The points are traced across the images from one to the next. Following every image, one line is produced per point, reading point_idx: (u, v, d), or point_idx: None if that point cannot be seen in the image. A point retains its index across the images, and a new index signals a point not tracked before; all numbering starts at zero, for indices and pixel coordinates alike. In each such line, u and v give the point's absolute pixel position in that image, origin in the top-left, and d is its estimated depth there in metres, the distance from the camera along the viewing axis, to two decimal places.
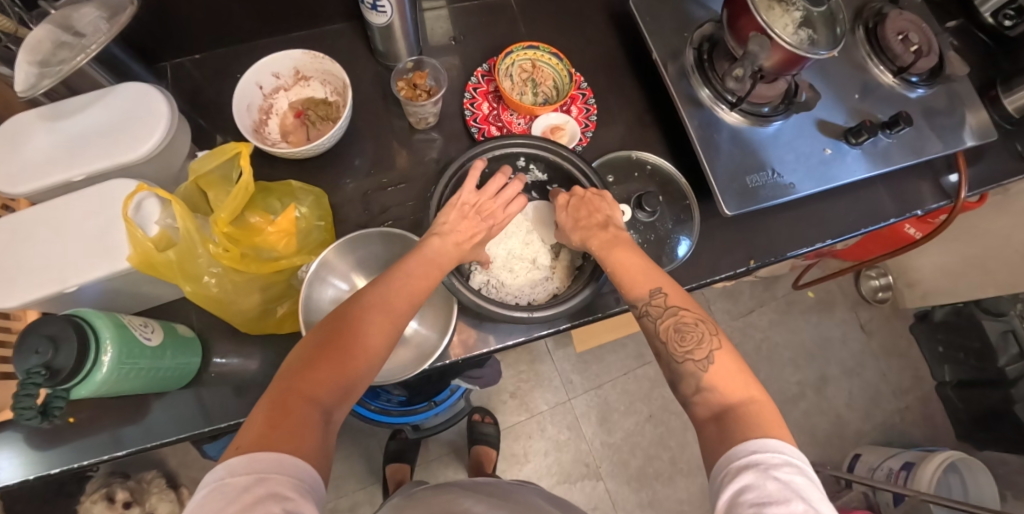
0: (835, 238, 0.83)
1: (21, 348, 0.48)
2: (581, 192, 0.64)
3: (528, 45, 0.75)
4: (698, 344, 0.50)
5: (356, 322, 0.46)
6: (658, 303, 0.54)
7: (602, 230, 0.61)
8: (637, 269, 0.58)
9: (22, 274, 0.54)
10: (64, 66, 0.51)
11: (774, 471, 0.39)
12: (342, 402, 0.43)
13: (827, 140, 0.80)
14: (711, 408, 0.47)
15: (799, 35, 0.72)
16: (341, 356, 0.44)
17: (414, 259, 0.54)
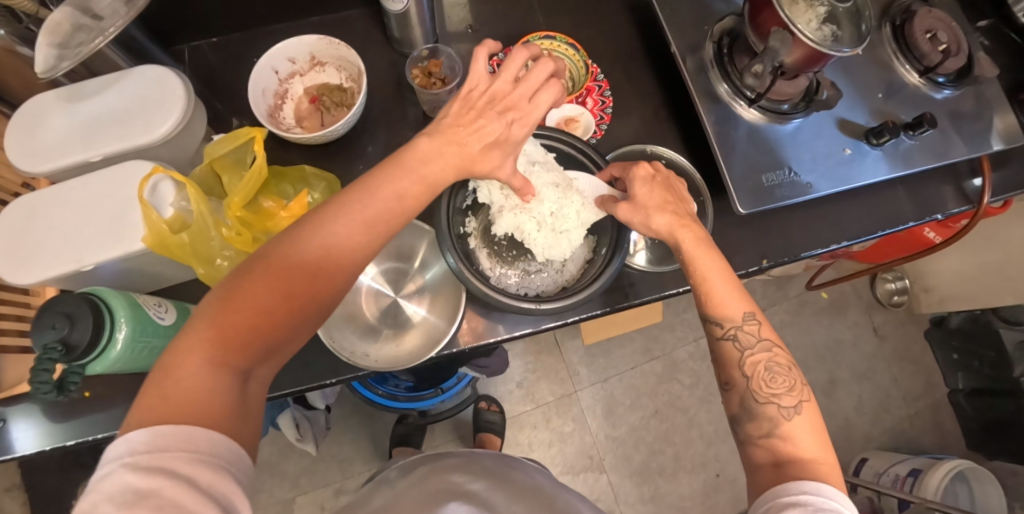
0: (851, 241, 0.81)
1: (39, 324, 0.49)
2: (663, 170, 0.64)
3: (545, 35, 0.75)
4: (789, 390, 0.50)
5: (300, 261, 0.42)
6: (749, 329, 0.53)
7: (667, 209, 0.59)
8: (732, 288, 0.55)
9: (41, 252, 0.56)
10: (82, 49, 0.50)
11: (823, 513, 0.41)
12: (272, 352, 0.42)
13: (846, 140, 0.78)
14: (773, 453, 0.48)
15: (822, 31, 0.71)
16: (275, 301, 0.40)
17: (389, 187, 0.48)
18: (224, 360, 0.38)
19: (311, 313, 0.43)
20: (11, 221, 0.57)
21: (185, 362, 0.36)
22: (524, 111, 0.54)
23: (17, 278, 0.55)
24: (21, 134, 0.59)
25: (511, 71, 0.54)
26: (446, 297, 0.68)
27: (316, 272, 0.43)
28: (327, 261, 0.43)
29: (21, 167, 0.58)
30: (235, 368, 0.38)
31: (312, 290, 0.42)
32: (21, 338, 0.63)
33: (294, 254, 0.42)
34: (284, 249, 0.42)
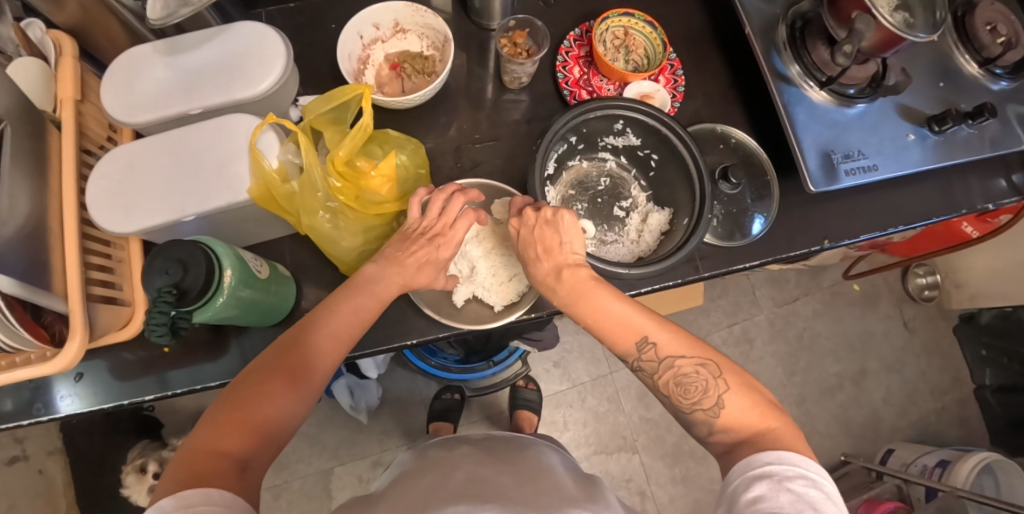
0: (906, 225, 0.83)
1: (152, 268, 0.49)
2: (534, 219, 0.59)
3: (624, 12, 0.75)
4: (702, 392, 0.51)
5: (273, 374, 0.49)
6: (650, 357, 0.54)
7: (558, 278, 0.58)
8: (618, 318, 0.56)
9: (141, 201, 0.57)
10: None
11: (789, 484, 0.43)
12: (267, 445, 0.46)
13: (909, 126, 0.79)
14: (731, 441, 0.50)
15: (894, 18, 0.72)
16: (257, 408, 0.47)
17: (349, 295, 0.55)
18: (221, 453, 0.43)
19: (289, 413, 0.49)
20: (112, 171, 0.57)
21: (199, 454, 0.43)
22: (440, 242, 0.59)
23: (117, 226, 0.56)
24: (119, 85, 0.60)
25: (445, 209, 0.59)
26: (507, 288, 0.65)
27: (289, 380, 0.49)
28: (296, 371, 0.50)
29: (118, 118, 0.59)
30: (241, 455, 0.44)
31: (288, 398, 0.49)
32: (104, 288, 0.63)
33: (267, 370, 0.49)
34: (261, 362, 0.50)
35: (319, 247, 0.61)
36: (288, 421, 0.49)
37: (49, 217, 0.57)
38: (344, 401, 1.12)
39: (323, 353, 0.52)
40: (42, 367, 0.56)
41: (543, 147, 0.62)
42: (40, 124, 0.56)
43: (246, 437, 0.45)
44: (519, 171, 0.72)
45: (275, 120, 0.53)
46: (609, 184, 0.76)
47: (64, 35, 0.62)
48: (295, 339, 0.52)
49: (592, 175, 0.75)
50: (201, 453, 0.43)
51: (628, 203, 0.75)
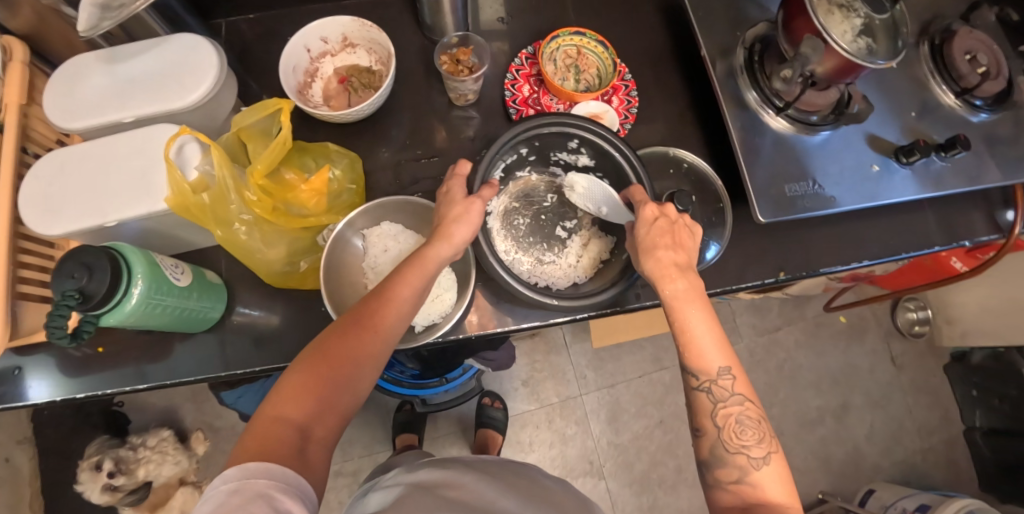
0: (872, 260, 0.78)
1: (59, 271, 0.50)
2: (675, 216, 0.59)
3: (574, 31, 0.74)
4: (756, 443, 0.50)
5: (335, 342, 0.48)
6: (724, 384, 0.52)
7: (682, 273, 0.56)
8: (713, 336, 0.54)
9: (67, 205, 0.57)
10: (124, 11, 0.52)
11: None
12: (337, 417, 0.47)
13: (875, 157, 0.76)
14: (741, 499, 0.49)
15: (856, 44, 0.70)
16: (323, 378, 0.47)
17: (408, 264, 0.54)
18: (286, 421, 0.44)
19: (354, 384, 0.48)
20: (42, 173, 0.58)
21: (265, 422, 0.43)
22: (467, 216, 0.56)
23: (42, 228, 0.57)
24: (60, 91, 0.61)
25: (457, 179, 0.59)
26: (435, 305, 0.63)
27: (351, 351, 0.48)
28: (362, 340, 0.49)
29: (55, 123, 0.60)
30: (303, 425, 0.44)
31: (354, 371, 0.48)
32: (42, 288, 0.64)
33: (332, 337, 0.49)
34: (329, 331, 0.49)
35: (238, 258, 0.61)
36: (354, 391, 0.48)
37: None
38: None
39: (385, 322, 0.51)
40: None
41: (489, 156, 0.62)
42: None
43: (313, 408, 0.45)
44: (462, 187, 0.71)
45: (190, 132, 0.54)
46: (556, 201, 0.74)
47: (17, 40, 0.64)
48: (364, 309, 0.51)
49: (539, 189, 0.74)
50: (271, 419, 0.44)
51: (573, 223, 0.73)
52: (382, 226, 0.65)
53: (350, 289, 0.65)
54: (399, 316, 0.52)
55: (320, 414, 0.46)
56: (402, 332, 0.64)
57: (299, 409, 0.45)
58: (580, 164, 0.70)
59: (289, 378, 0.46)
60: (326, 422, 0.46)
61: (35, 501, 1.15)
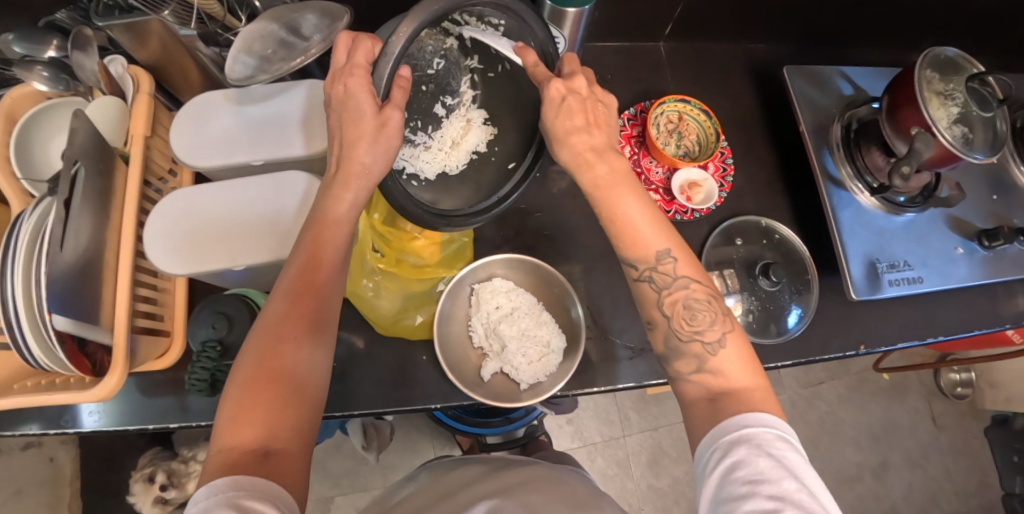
0: (947, 335, 0.80)
1: (201, 318, 0.52)
2: (587, 90, 0.52)
3: (680, 98, 0.76)
4: (709, 325, 0.50)
5: (256, 362, 0.45)
6: (665, 268, 0.51)
7: (602, 157, 0.51)
8: (672, 243, 0.51)
9: (195, 247, 0.58)
10: (283, 68, 0.54)
11: (768, 449, 0.41)
12: (297, 425, 0.45)
13: (958, 239, 0.78)
14: (704, 386, 0.48)
15: (952, 131, 0.69)
16: (268, 395, 0.44)
17: (308, 238, 0.51)
18: (244, 445, 0.42)
19: (302, 392, 0.46)
20: (168, 215, 0.59)
21: (231, 448, 0.42)
22: (381, 133, 0.49)
23: (168, 268, 0.57)
24: (188, 128, 0.61)
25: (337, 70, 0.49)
26: (541, 365, 0.64)
27: (287, 362, 0.46)
28: (293, 344, 0.47)
29: (184, 160, 0.60)
30: (265, 439, 0.43)
31: (297, 382, 0.46)
32: (148, 321, 0.64)
33: (266, 342, 0.47)
34: (260, 338, 0.47)
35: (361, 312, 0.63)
36: (307, 398, 0.46)
37: (105, 249, 0.57)
38: (360, 441, 1.02)
39: (297, 319, 0.48)
40: (80, 397, 0.57)
41: (399, 53, 0.45)
42: (110, 161, 0.57)
43: (265, 425, 0.43)
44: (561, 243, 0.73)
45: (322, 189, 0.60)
46: (439, 71, 0.58)
47: (144, 71, 0.64)
48: (271, 314, 0.48)
49: (427, 48, 0.55)
50: (233, 443, 0.42)
51: (454, 99, 0.61)
52: (494, 281, 0.66)
53: (459, 341, 0.66)
54: (293, 296, 0.49)
55: (275, 427, 0.43)
56: (506, 389, 0.64)
57: (259, 418, 0.43)
58: (491, 39, 0.54)
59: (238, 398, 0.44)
60: (289, 422, 0.44)
61: (73, 500, 1.14)
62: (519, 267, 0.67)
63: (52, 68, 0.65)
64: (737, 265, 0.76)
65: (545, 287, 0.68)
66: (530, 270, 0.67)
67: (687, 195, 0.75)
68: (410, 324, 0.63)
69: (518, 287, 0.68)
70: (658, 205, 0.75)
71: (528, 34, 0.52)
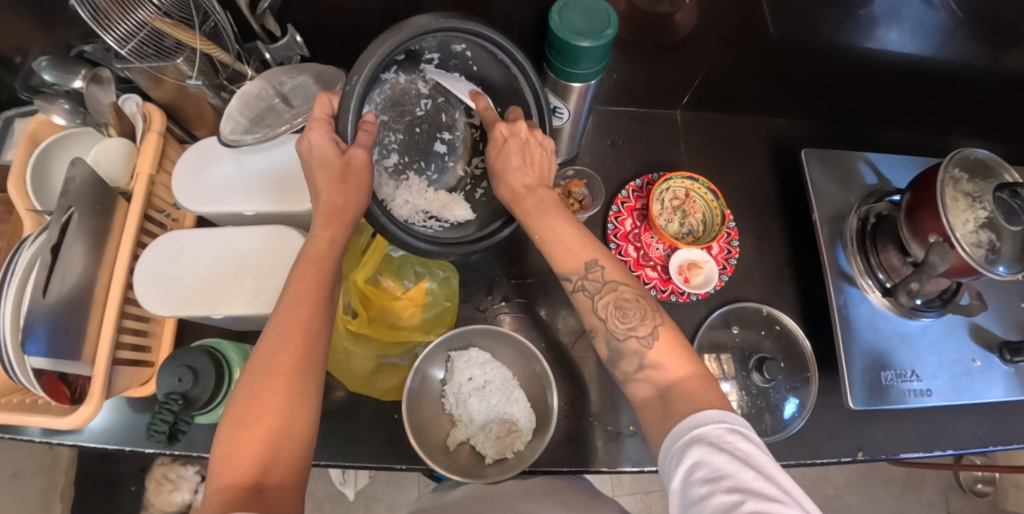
0: (957, 450, 0.73)
1: (167, 370, 0.52)
2: (527, 135, 0.54)
3: (687, 175, 0.75)
4: (641, 321, 0.50)
5: (248, 396, 0.45)
6: (595, 277, 0.51)
7: (530, 195, 0.53)
8: (568, 237, 0.52)
9: (179, 288, 0.60)
10: (268, 133, 0.62)
11: (723, 445, 0.40)
12: (290, 460, 0.44)
13: (976, 349, 0.72)
14: (652, 385, 0.48)
15: (978, 236, 0.63)
16: (262, 430, 0.44)
17: (296, 276, 0.51)
18: (237, 481, 0.41)
19: (296, 426, 0.46)
20: (159, 255, 0.61)
21: (224, 486, 0.41)
22: (352, 174, 0.51)
23: (153, 307, 0.59)
24: (188, 171, 0.63)
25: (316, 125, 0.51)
26: (508, 441, 0.63)
27: (283, 397, 0.46)
28: (290, 376, 0.47)
29: (179, 202, 0.62)
30: (258, 476, 0.42)
31: (291, 415, 0.45)
32: (135, 352, 0.64)
33: (255, 379, 0.46)
34: (250, 374, 0.46)
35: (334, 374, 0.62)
36: (301, 431, 0.46)
37: (97, 284, 0.58)
38: (336, 474, 1.16)
39: (291, 353, 0.47)
40: (57, 424, 0.57)
41: (361, 87, 0.48)
42: (109, 200, 0.59)
43: (259, 460, 0.43)
44: (552, 313, 0.72)
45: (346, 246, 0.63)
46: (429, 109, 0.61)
47: (157, 109, 0.65)
48: (262, 351, 0.47)
49: (411, 94, 0.59)
50: (226, 480, 0.41)
51: (450, 135, 0.62)
52: (471, 352, 0.65)
53: (428, 406, 0.65)
54: (283, 329, 0.48)
55: (269, 462, 0.43)
56: (470, 461, 0.64)
57: (253, 453, 0.43)
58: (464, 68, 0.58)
59: (229, 434, 0.44)
60: (284, 452, 0.44)
61: (67, 489, 1.15)
62: (500, 338, 0.66)
63: (74, 102, 0.69)
64: (732, 352, 0.73)
65: (524, 360, 0.67)
66: (510, 342, 0.66)
67: (686, 276, 0.73)
68: (384, 384, 0.63)
69: (495, 360, 0.67)
70: (654, 283, 0.73)
71: (495, 65, 0.56)
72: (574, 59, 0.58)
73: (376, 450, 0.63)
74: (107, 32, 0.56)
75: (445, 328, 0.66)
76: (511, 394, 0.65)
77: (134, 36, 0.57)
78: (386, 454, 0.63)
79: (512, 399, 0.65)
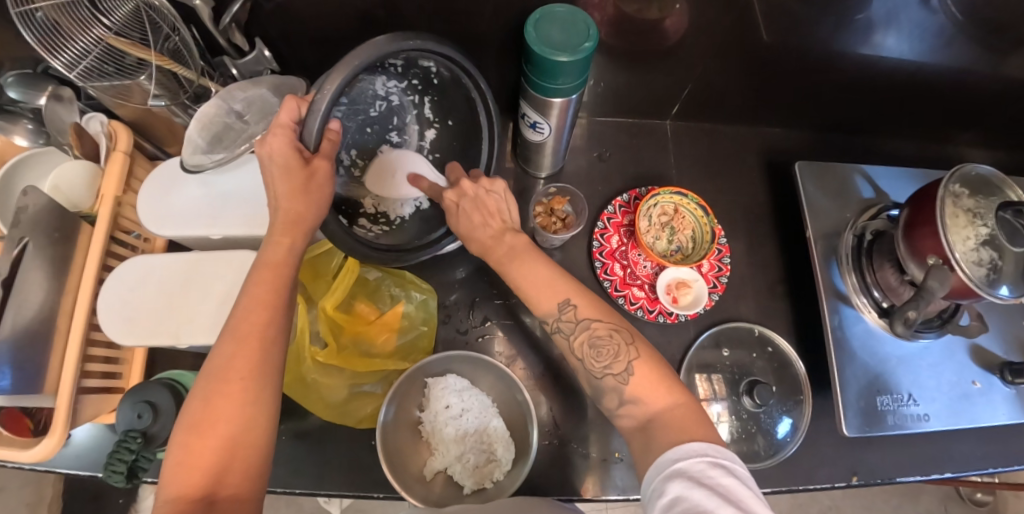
0: (956, 473, 0.70)
1: (127, 405, 0.51)
2: (473, 188, 0.55)
3: (677, 190, 0.73)
4: (613, 357, 0.47)
5: (204, 404, 0.42)
6: (568, 318, 0.49)
7: (498, 242, 0.52)
8: (541, 278, 0.50)
9: (147, 317, 0.59)
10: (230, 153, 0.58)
11: (704, 479, 0.37)
12: (247, 469, 0.42)
13: (976, 370, 0.69)
14: (637, 422, 0.45)
15: (979, 254, 0.59)
16: (217, 438, 0.42)
17: (251, 285, 0.47)
18: (188, 494, 0.39)
19: (254, 434, 0.43)
20: (123, 281, 0.60)
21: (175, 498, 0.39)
22: (315, 185, 0.48)
23: (118, 336, 0.58)
24: (153, 194, 0.61)
25: (282, 127, 0.47)
26: (486, 471, 0.61)
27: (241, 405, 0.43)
28: (248, 383, 0.44)
29: (144, 225, 0.60)
30: (209, 487, 0.40)
31: (249, 424, 0.43)
32: (105, 378, 0.62)
33: (208, 387, 0.43)
34: (201, 382, 0.43)
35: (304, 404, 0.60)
36: (260, 438, 0.43)
37: (59, 313, 0.56)
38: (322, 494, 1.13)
39: (249, 359, 0.44)
40: (20, 456, 0.54)
41: (330, 102, 0.45)
42: (70, 226, 0.57)
43: (212, 469, 0.40)
44: (536, 333, 0.70)
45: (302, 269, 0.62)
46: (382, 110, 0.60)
47: (123, 126, 0.63)
48: (217, 357, 0.44)
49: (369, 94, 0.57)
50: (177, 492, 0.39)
51: (399, 137, 0.62)
52: (448, 378, 0.63)
53: (405, 434, 0.62)
54: (238, 336, 0.45)
55: (224, 470, 0.41)
56: (445, 491, 0.61)
57: (206, 463, 0.40)
58: (425, 75, 0.58)
59: (180, 444, 0.41)
60: (240, 463, 0.42)
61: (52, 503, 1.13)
62: (480, 365, 0.64)
63: (37, 122, 0.66)
64: (723, 374, 0.70)
65: (505, 386, 0.64)
66: (490, 368, 0.64)
67: (674, 295, 0.71)
68: (357, 413, 0.60)
69: (474, 386, 0.64)
70: (641, 303, 0.70)
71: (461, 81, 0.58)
72: (552, 74, 0.55)
73: (351, 480, 0.61)
74: (55, 56, 0.53)
75: (422, 355, 0.64)
76: (489, 424, 0.63)
77: (82, 61, 0.54)
78: (362, 484, 0.61)
79: (491, 428, 0.63)
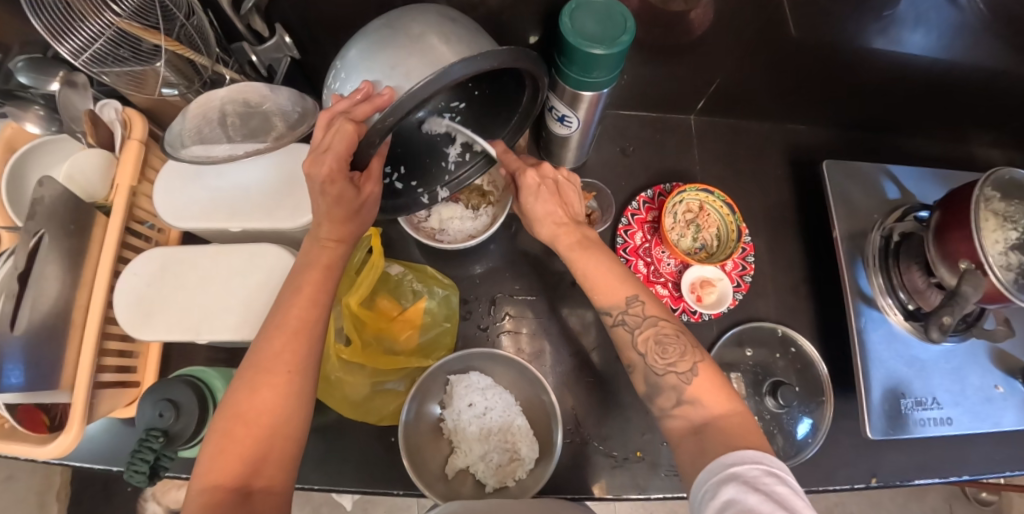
0: (973, 476, 0.70)
1: (148, 404, 0.50)
2: (553, 174, 0.57)
3: (702, 187, 0.72)
4: (681, 356, 0.48)
5: (247, 395, 0.43)
6: (636, 312, 0.51)
7: (570, 230, 0.55)
8: (601, 271, 0.53)
9: (164, 312, 0.57)
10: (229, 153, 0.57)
11: (758, 486, 0.37)
12: (283, 460, 0.42)
13: (998, 375, 0.69)
14: (690, 423, 0.45)
15: (1008, 258, 0.58)
16: (259, 427, 0.42)
17: (299, 281, 0.48)
18: (221, 482, 0.39)
19: (293, 427, 0.43)
20: (139, 275, 0.58)
21: (209, 486, 0.39)
22: (363, 209, 0.51)
23: (136, 332, 0.57)
24: (172, 187, 0.60)
25: (335, 155, 0.45)
26: (509, 469, 0.61)
27: (284, 398, 0.43)
28: (293, 377, 0.44)
29: (164, 218, 0.59)
30: (248, 477, 0.40)
31: (289, 415, 0.43)
32: (120, 373, 0.60)
33: (249, 377, 0.43)
34: (246, 373, 0.44)
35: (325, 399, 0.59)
36: (298, 431, 0.44)
37: (74, 307, 0.54)
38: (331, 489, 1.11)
39: (293, 351, 0.45)
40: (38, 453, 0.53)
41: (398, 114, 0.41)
42: (86, 219, 0.55)
43: (251, 458, 0.41)
44: (558, 331, 0.68)
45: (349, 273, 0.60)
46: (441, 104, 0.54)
47: (137, 114, 0.60)
48: (261, 350, 0.45)
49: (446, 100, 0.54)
50: (213, 479, 0.39)
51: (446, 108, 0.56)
52: (471, 376, 0.62)
53: (426, 433, 0.62)
54: (285, 333, 0.45)
55: (260, 462, 0.41)
56: (470, 491, 0.60)
57: (245, 452, 0.41)
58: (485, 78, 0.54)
59: (223, 424, 0.42)
60: (278, 450, 0.42)
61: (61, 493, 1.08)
62: (499, 361, 0.63)
63: (49, 108, 0.63)
64: (745, 373, 0.70)
65: (526, 384, 0.64)
66: (511, 364, 0.63)
67: (698, 294, 0.70)
68: (380, 411, 0.60)
69: (496, 384, 0.64)
70: (665, 301, 0.69)
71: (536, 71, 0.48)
72: (585, 67, 0.54)
73: (370, 475, 0.60)
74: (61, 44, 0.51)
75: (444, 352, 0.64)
76: (514, 422, 0.62)
77: (91, 46, 0.52)
78: (382, 478, 0.60)
79: (515, 428, 0.62)
